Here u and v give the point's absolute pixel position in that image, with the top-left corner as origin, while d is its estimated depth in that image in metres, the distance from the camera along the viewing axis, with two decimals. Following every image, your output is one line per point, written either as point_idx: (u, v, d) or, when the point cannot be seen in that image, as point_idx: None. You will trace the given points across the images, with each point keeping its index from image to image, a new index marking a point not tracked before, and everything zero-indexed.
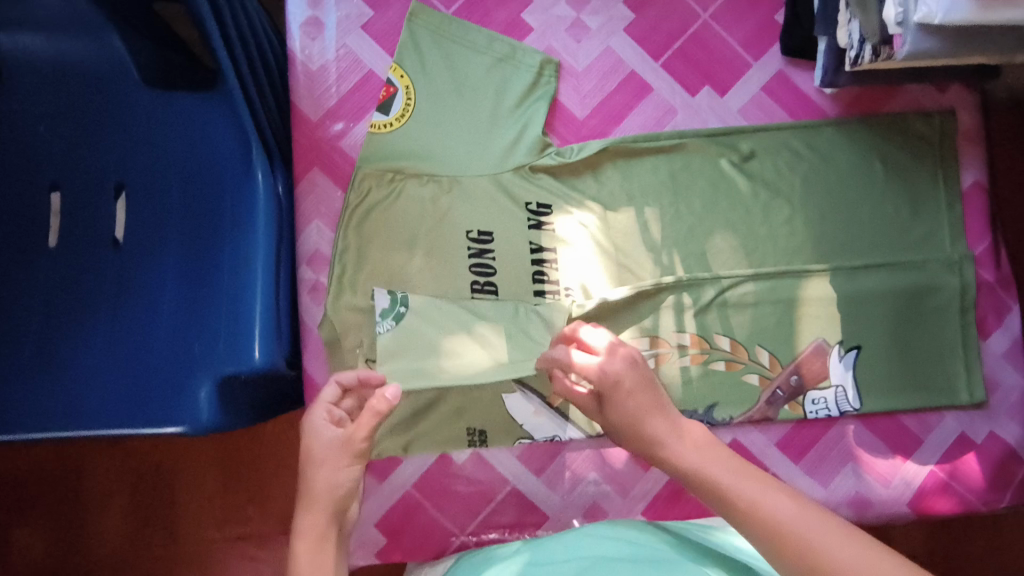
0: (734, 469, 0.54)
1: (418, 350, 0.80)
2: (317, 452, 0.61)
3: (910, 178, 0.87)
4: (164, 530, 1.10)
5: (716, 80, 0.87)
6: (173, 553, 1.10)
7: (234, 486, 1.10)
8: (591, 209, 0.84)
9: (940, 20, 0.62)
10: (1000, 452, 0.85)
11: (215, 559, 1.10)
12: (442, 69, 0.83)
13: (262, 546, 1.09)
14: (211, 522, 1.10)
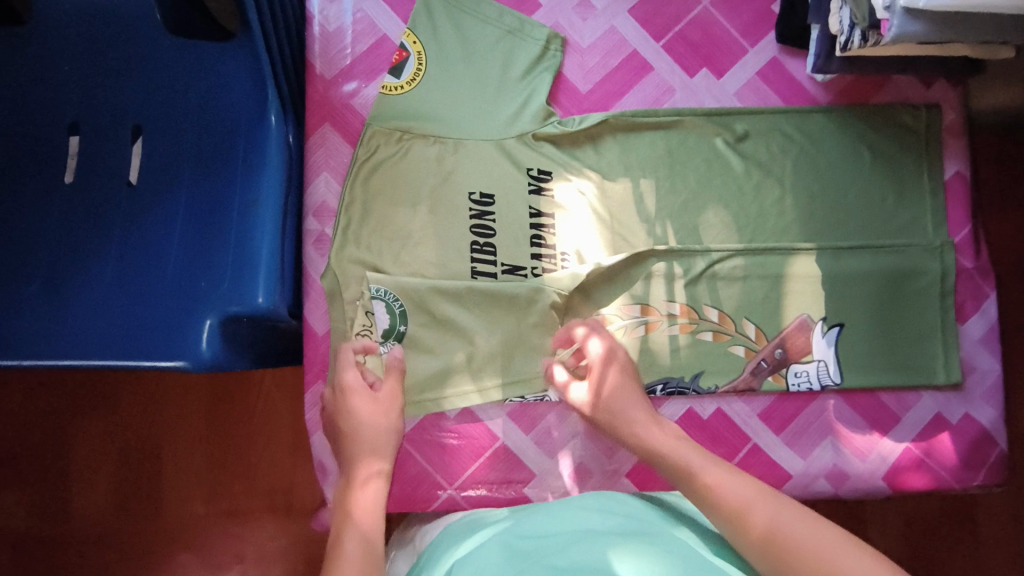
0: (704, 456, 0.65)
1: (425, 359, 0.83)
2: (362, 405, 0.72)
3: (896, 166, 0.90)
4: (148, 504, 1.11)
5: (714, 62, 0.91)
6: (157, 526, 1.11)
7: (222, 463, 1.12)
8: (590, 177, 0.88)
9: (923, 3, 0.67)
10: (975, 433, 0.88)
11: (200, 533, 1.11)
12: (454, 38, 0.87)
13: (245, 523, 1.11)
14: (199, 496, 1.11)
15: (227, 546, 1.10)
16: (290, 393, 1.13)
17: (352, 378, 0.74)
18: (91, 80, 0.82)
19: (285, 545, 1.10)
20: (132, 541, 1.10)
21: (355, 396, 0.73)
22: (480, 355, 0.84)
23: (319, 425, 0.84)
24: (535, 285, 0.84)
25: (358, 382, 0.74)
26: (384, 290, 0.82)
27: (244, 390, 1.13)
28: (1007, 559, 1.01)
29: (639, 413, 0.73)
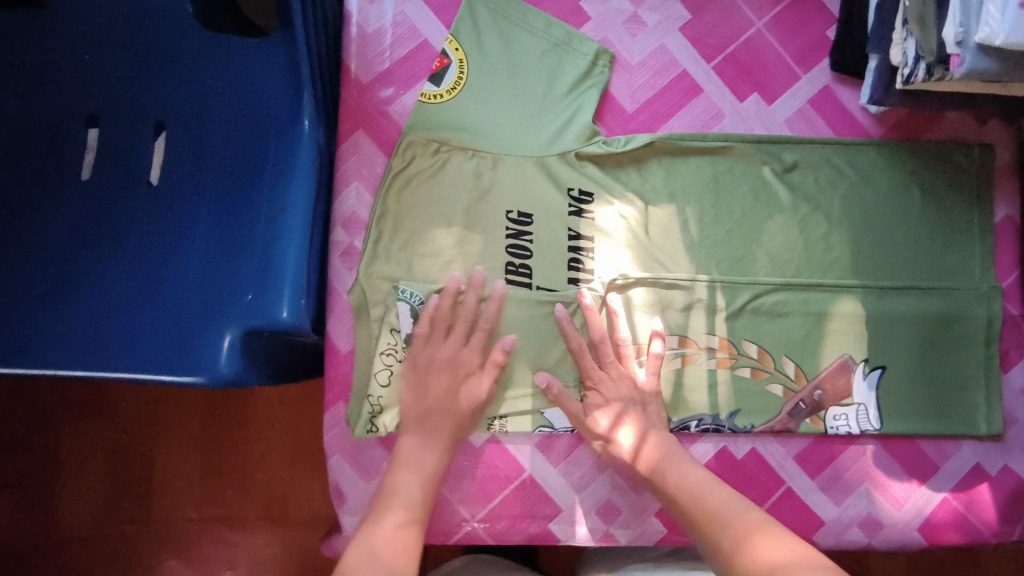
0: (738, 504, 0.68)
1: None
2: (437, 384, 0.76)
3: (945, 207, 0.88)
4: (137, 507, 1.05)
5: (765, 88, 0.88)
6: (145, 530, 1.05)
7: (215, 470, 1.06)
8: (632, 201, 0.84)
9: (999, 42, 0.64)
10: (1013, 486, 0.85)
11: (189, 540, 1.05)
12: (499, 48, 0.84)
13: (237, 530, 1.05)
14: (190, 501, 1.06)
15: (218, 554, 1.05)
16: (291, 399, 1.07)
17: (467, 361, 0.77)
18: (113, 70, 0.78)
19: (278, 556, 1.05)
20: (118, 548, 1.05)
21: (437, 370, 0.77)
22: (511, 381, 0.80)
23: (337, 448, 0.77)
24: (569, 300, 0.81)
25: (476, 365, 0.77)
26: (410, 293, 0.78)
27: (243, 395, 1.08)
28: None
29: (685, 477, 0.73)
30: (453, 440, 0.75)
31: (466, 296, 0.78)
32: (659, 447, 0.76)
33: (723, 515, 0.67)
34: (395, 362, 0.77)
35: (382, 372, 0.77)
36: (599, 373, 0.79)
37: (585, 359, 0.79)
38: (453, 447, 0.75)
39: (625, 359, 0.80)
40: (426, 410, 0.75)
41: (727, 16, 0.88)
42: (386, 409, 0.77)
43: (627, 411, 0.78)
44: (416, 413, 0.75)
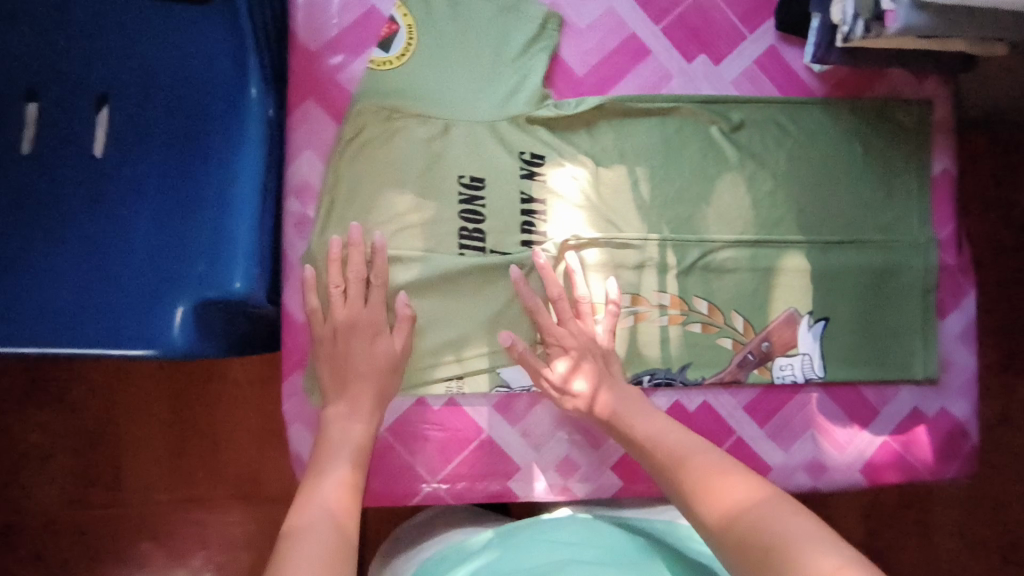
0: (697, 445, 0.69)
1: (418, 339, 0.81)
2: (354, 342, 0.76)
3: (884, 161, 0.91)
4: (104, 490, 1.06)
5: (712, 48, 0.89)
6: (114, 513, 1.05)
7: (181, 449, 1.07)
8: (584, 163, 0.85)
9: None
10: (949, 427, 0.90)
11: (160, 521, 1.06)
12: (445, 12, 0.83)
13: (208, 509, 1.07)
14: (159, 483, 1.06)
15: (190, 532, 1.06)
16: (256, 377, 1.08)
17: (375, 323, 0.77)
18: (46, 41, 0.75)
19: (250, 532, 1.07)
20: (87, 530, 1.05)
21: (359, 329, 0.77)
22: (467, 343, 0.82)
23: (298, 417, 0.79)
24: (525, 260, 0.83)
25: (380, 323, 0.77)
26: None
27: (206, 376, 1.08)
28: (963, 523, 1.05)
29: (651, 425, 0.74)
30: (378, 401, 0.76)
31: (358, 253, 0.77)
32: (624, 400, 0.78)
33: (688, 455, 0.67)
34: None
35: None
36: (562, 331, 0.81)
37: (544, 318, 0.80)
38: (378, 410, 0.76)
39: (584, 317, 0.82)
40: (341, 376, 0.76)
41: None
42: None
43: (589, 360, 0.80)
44: (334, 380, 0.76)
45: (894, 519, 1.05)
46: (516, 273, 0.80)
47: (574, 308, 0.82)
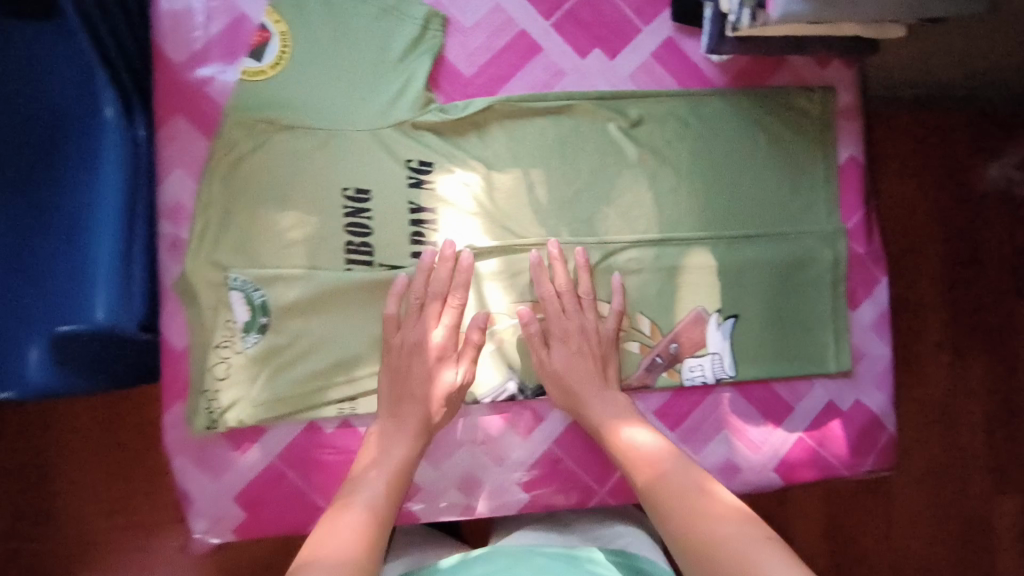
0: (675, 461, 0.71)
1: (306, 360, 0.78)
2: (417, 360, 0.77)
3: (789, 152, 0.89)
4: (35, 525, 0.94)
5: (606, 43, 0.85)
6: (49, 548, 0.95)
7: (123, 473, 0.96)
8: (475, 168, 0.82)
9: None
10: (865, 420, 0.89)
11: (102, 555, 0.95)
12: (320, 15, 0.78)
13: (156, 537, 0.96)
14: (97, 512, 0.95)
15: (136, 566, 0.95)
16: None
17: (437, 341, 0.77)
18: None
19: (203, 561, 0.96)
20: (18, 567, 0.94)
21: (417, 345, 0.77)
22: (359, 361, 0.79)
23: (179, 449, 0.76)
24: (417, 272, 0.79)
25: (447, 343, 0.78)
26: (242, 281, 0.75)
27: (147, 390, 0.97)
28: (919, 504, 1.09)
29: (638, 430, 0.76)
30: (426, 427, 0.75)
31: (438, 269, 0.78)
32: (617, 410, 0.78)
33: (671, 474, 0.69)
34: (232, 354, 0.75)
35: (218, 366, 0.75)
36: (576, 322, 0.81)
37: (551, 304, 0.81)
38: (425, 437, 0.75)
39: (586, 305, 0.82)
40: (398, 397, 0.76)
41: None
42: (228, 405, 0.75)
43: (586, 347, 0.80)
44: (391, 398, 0.76)
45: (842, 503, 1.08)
46: (535, 257, 0.80)
47: (576, 300, 0.81)
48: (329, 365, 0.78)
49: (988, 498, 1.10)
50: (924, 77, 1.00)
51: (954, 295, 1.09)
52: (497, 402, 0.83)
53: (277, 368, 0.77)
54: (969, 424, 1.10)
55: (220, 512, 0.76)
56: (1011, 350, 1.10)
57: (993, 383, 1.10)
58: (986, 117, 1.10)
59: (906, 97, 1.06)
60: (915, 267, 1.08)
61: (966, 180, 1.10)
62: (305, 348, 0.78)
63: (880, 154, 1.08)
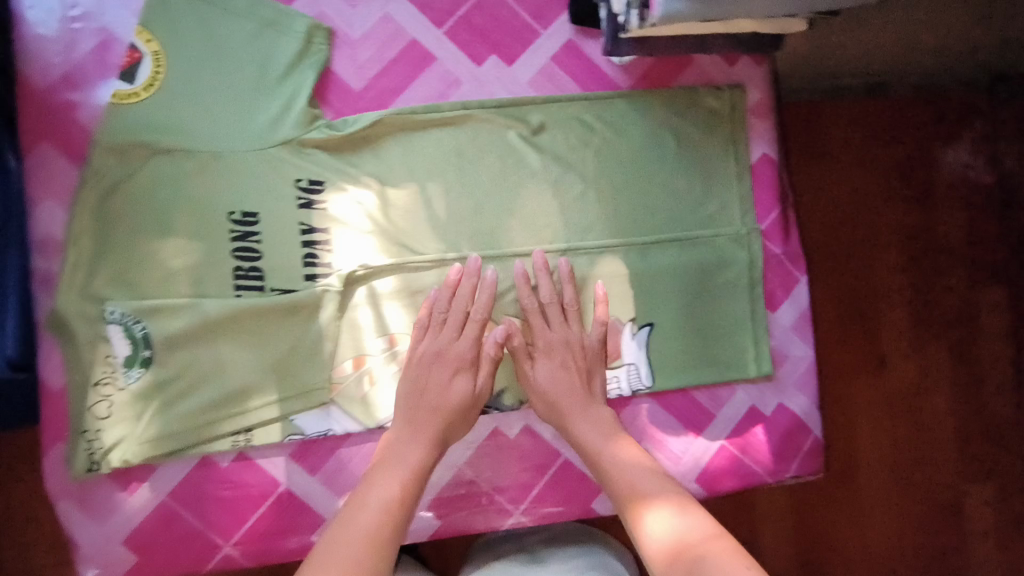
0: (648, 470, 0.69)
1: (195, 391, 0.74)
2: (436, 371, 0.75)
3: (699, 153, 0.86)
4: None
5: (504, 48, 0.82)
6: None
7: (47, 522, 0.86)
8: (368, 185, 0.79)
9: None
10: (787, 423, 0.87)
11: None
12: (193, 32, 0.74)
13: None
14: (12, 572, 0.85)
15: None
16: None
17: (461, 350, 0.75)
18: None
19: None
20: None
21: (436, 357, 0.75)
22: (253, 390, 0.76)
23: (61, 493, 0.73)
24: (310, 294, 0.76)
25: (468, 355, 0.76)
26: (120, 314, 0.72)
27: None
28: (890, 500, 1.05)
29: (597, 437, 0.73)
30: (440, 437, 0.73)
31: (462, 284, 0.76)
32: (600, 429, 0.74)
33: (648, 495, 0.66)
34: (114, 391, 0.72)
35: (99, 405, 0.72)
36: (561, 336, 0.78)
37: (535, 318, 0.78)
38: (439, 446, 0.72)
39: (570, 318, 0.80)
40: (415, 408, 0.73)
41: None
42: (111, 444, 0.72)
43: (569, 361, 0.78)
44: (406, 406, 0.74)
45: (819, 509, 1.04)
46: (519, 271, 0.77)
47: (561, 310, 0.79)
48: (220, 396, 0.75)
49: (959, 490, 1.06)
50: (869, 62, 0.97)
51: (915, 281, 1.05)
52: None
53: (164, 403, 0.74)
54: (937, 415, 1.06)
55: (108, 556, 0.73)
56: (976, 336, 1.06)
57: (959, 379, 1.06)
58: (943, 101, 1.06)
59: (854, 85, 1.03)
60: (874, 253, 1.05)
61: (927, 162, 1.06)
62: (193, 380, 0.74)
63: (834, 139, 1.04)
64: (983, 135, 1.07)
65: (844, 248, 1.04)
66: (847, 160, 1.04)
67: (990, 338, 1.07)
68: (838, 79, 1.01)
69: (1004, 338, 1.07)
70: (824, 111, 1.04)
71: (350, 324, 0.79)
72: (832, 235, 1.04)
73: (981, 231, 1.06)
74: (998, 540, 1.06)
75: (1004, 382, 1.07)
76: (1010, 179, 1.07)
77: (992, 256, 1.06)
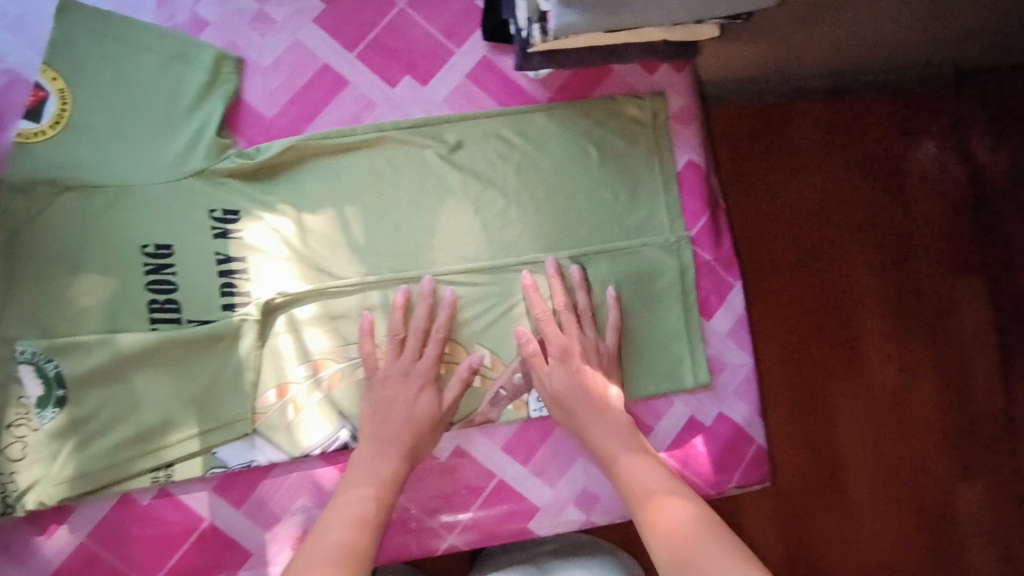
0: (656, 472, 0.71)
1: (113, 428, 0.73)
2: (396, 390, 0.76)
3: (623, 163, 0.85)
4: None
5: (418, 69, 0.82)
6: None
7: None
8: (285, 212, 0.78)
9: None
10: (729, 433, 0.85)
11: None
12: (99, 68, 0.74)
13: None
14: None
15: None
16: None
17: (424, 369, 0.76)
18: None
19: None
20: None
21: (394, 375, 0.76)
22: (173, 424, 0.75)
23: None
24: (227, 324, 0.75)
25: (432, 373, 0.77)
26: (31, 354, 0.71)
27: None
28: (883, 503, 1.07)
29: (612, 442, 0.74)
30: (409, 452, 0.74)
31: (416, 306, 0.78)
32: (618, 437, 0.75)
33: (660, 497, 0.68)
34: (28, 432, 0.72)
35: (14, 446, 0.71)
36: (577, 344, 0.78)
37: (549, 327, 0.79)
38: (409, 460, 0.74)
39: (584, 324, 0.80)
40: (381, 425, 0.74)
41: None
42: (26, 487, 0.71)
43: (588, 365, 0.78)
44: (369, 422, 0.75)
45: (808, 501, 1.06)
46: (528, 279, 0.80)
47: (575, 317, 0.80)
48: (138, 432, 0.74)
49: (954, 495, 1.08)
50: (825, 64, 1.01)
51: (893, 280, 1.09)
52: (330, 453, 0.78)
53: (81, 441, 0.73)
54: (926, 414, 1.08)
55: None
56: (958, 332, 1.10)
57: (941, 372, 1.09)
58: (913, 99, 1.11)
59: (816, 86, 1.08)
60: (849, 252, 1.09)
61: (898, 158, 1.10)
62: (109, 416, 0.73)
63: (799, 140, 1.09)
64: (949, 131, 1.11)
65: (817, 242, 1.08)
66: (816, 158, 1.09)
67: (972, 334, 1.10)
68: (799, 80, 1.05)
69: (985, 331, 1.10)
70: (795, 113, 1.10)
71: (272, 353, 0.77)
72: (804, 235, 1.09)
73: (954, 228, 1.11)
74: (984, 533, 1.08)
75: (989, 375, 1.10)
76: (981, 175, 1.11)
77: (969, 253, 1.10)
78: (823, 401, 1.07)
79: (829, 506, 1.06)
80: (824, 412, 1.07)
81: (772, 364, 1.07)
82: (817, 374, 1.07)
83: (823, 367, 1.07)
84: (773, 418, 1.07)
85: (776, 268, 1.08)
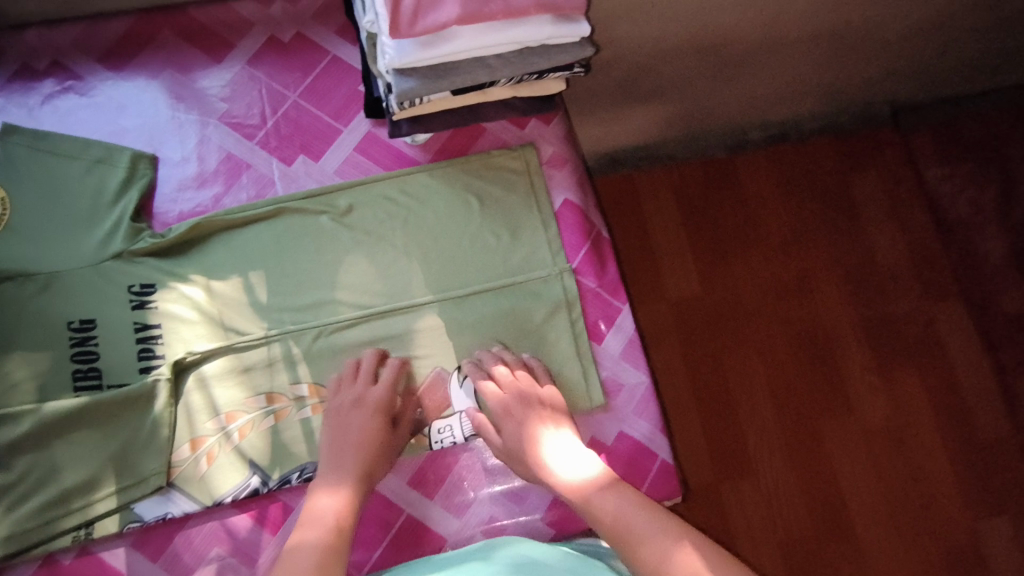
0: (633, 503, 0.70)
1: (37, 492, 0.79)
2: (352, 418, 0.81)
3: (503, 207, 0.93)
4: None
5: (310, 148, 0.94)
6: None
7: None
8: (196, 281, 0.88)
9: (399, 63, 0.74)
10: (630, 451, 0.87)
11: None
12: (37, 177, 0.88)
13: None
14: None
15: None
16: None
17: (378, 395, 0.82)
18: None
19: None
20: None
21: (347, 406, 0.82)
22: (94, 482, 0.80)
23: None
24: (144, 384, 0.82)
25: (385, 399, 0.82)
26: None
27: None
28: (887, 524, 1.10)
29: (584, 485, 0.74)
30: (363, 479, 0.77)
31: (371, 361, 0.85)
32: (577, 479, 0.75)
33: (638, 530, 0.67)
34: None
35: None
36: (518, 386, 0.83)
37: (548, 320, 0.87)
38: (364, 488, 0.77)
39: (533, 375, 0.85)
40: (337, 450, 0.79)
41: (263, 95, 0.96)
42: None
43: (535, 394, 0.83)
44: (332, 458, 0.79)
45: (815, 523, 1.09)
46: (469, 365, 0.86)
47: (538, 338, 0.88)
48: (59, 493, 0.79)
49: (971, 519, 1.10)
50: (750, 117, 1.18)
51: (859, 305, 1.19)
52: (241, 500, 0.82)
53: (7, 506, 0.78)
54: (923, 433, 1.14)
55: None
56: (936, 348, 1.18)
57: (928, 389, 1.16)
58: (845, 142, 1.25)
59: (756, 137, 1.23)
60: (813, 283, 1.20)
61: (844, 195, 1.24)
62: (33, 481, 0.79)
63: (750, 186, 1.23)
64: (890, 166, 1.25)
65: (779, 274, 1.20)
66: (767, 201, 1.23)
67: (954, 353, 1.17)
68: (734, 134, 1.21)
69: (963, 346, 1.18)
70: (739, 165, 1.24)
71: (188, 409, 0.84)
72: (768, 273, 1.20)
73: (915, 254, 1.22)
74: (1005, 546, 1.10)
75: (975, 388, 1.16)
76: (931, 202, 1.24)
77: (935, 276, 1.21)
78: (811, 422, 1.14)
79: (832, 528, 1.09)
80: (817, 432, 1.13)
81: (758, 391, 1.14)
82: (800, 395, 1.14)
83: (806, 388, 1.15)
84: (766, 445, 1.12)
85: (746, 304, 1.18)
